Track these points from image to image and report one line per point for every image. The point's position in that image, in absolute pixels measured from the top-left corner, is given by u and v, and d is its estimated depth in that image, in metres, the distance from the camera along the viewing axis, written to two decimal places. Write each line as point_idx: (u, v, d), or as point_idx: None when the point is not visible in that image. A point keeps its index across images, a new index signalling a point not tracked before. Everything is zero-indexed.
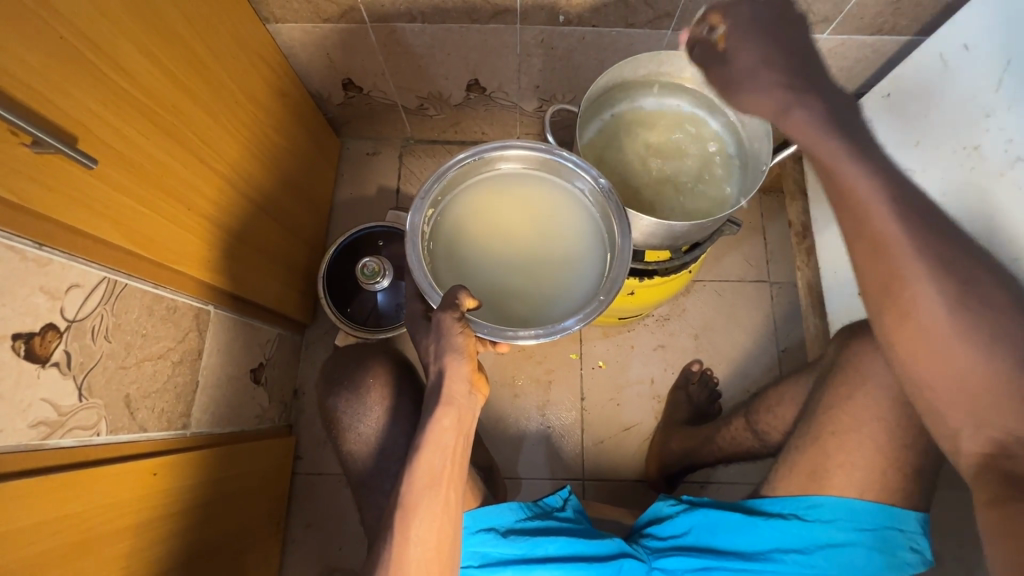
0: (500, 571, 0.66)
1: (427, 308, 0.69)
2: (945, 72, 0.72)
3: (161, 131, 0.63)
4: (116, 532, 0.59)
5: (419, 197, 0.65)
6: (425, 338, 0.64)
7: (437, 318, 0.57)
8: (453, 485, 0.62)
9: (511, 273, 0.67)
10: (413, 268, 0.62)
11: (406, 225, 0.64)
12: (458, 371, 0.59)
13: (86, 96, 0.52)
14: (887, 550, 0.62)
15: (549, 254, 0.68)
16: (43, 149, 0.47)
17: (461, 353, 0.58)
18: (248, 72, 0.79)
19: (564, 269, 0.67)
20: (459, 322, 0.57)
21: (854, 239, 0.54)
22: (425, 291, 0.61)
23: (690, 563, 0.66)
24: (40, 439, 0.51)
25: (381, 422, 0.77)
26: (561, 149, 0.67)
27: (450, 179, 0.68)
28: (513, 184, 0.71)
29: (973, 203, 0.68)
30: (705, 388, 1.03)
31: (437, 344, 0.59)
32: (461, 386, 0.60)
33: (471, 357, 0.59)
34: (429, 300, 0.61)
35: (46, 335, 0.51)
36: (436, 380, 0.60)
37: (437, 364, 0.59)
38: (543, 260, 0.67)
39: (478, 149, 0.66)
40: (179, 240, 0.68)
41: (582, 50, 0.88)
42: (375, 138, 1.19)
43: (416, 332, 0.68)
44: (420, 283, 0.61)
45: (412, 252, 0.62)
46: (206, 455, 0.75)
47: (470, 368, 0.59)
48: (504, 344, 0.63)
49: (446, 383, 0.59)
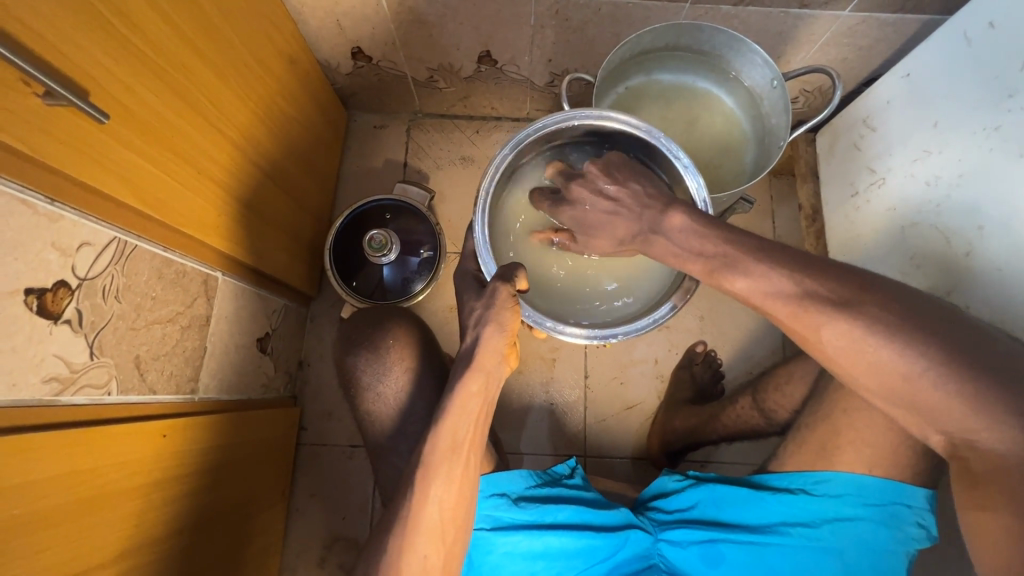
0: (512, 534, 0.66)
1: (478, 270, 0.70)
2: (968, 52, 0.70)
3: (171, 91, 0.61)
4: (127, 491, 0.59)
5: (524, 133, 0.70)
6: (464, 300, 0.67)
7: (490, 286, 0.62)
8: (473, 450, 0.62)
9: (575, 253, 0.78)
10: (478, 194, 0.70)
11: (492, 154, 0.71)
12: (494, 344, 0.62)
13: (96, 49, 0.51)
14: (894, 526, 0.62)
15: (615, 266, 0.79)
16: (55, 101, 0.46)
17: (501, 328, 0.61)
18: (258, 35, 0.78)
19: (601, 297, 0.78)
20: (511, 298, 0.62)
21: (833, 272, 0.53)
22: (482, 260, 0.68)
23: (696, 535, 0.67)
24: (51, 395, 0.52)
25: (404, 387, 0.76)
26: (675, 145, 0.70)
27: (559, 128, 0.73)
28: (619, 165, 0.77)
29: (993, 184, 0.67)
30: (708, 369, 1.04)
31: (482, 312, 0.62)
32: (493, 356, 0.62)
33: (509, 334, 0.62)
34: (484, 268, 0.68)
35: (57, 292, 0.51)
36: (469, 346, 0.62)
37: (475, 331, 0.62)
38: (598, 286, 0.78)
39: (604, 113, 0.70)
40: (190, 204, 0.67)
41: (598, 23, 0.86)
42: (383, 111, 1.18)
43: (461, 290, 0.68)
44: (478, 248, 0.69)
45: (482, 183, 0.70)
46: (213, 420, 0.75)
47: (505, 343, 0.62)
48: (539, 331, 0.69)
49: (479, 351, 0.62)
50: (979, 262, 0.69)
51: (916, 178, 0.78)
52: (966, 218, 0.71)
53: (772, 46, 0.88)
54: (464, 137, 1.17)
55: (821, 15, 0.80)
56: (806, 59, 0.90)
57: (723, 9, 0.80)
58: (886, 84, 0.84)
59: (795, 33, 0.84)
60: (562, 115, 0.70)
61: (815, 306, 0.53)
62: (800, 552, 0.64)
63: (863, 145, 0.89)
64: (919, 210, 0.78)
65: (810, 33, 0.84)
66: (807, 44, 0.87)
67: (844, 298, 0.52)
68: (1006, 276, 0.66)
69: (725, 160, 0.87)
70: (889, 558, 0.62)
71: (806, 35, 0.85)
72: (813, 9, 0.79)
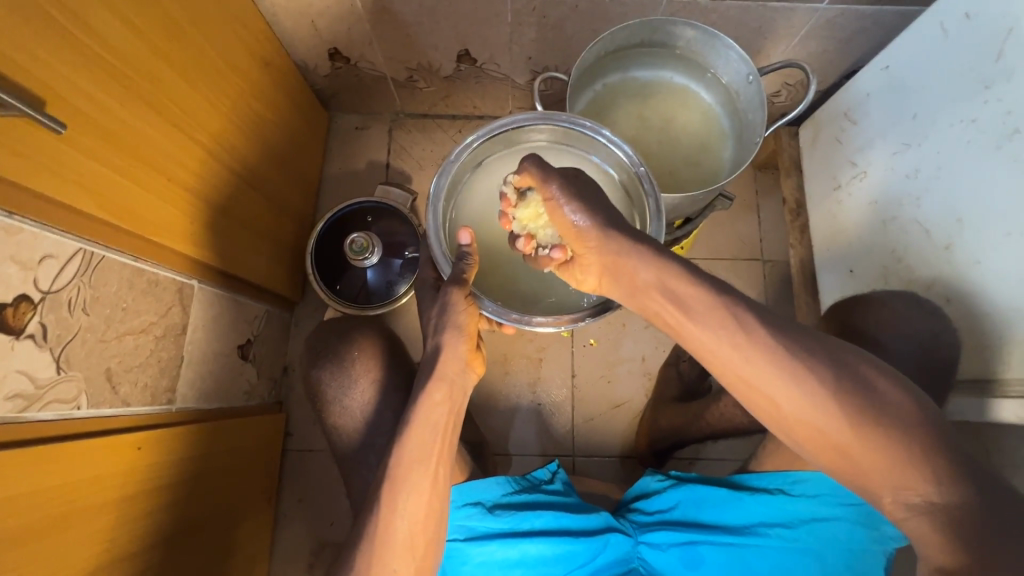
0: (486, 544, 0.65)
1: (437, 278, 0.71)
2: (945, 44, 0.70)
3: (137, 98, 0.60)
4: (100, 505, 0.58)
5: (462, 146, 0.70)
6: (428, 308, 0.68)
7: (444, 291, 0.63)
8: (442, 461, 0.61)
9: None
10: (428, 216, 0.68)
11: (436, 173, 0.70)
12: (456, 349, 0.63)
13: (54, 58, 0.50)
14: (869, 525, 0.62)
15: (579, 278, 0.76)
16: (9, 112, 0.45)
17: (460, 331, 0.63)
18: (228, 37, 0.76)
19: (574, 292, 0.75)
20: (464, 298, 0.63)
21: None
22: (437, 261, 0.67)
23: (675, 537, 0.67)
24: (16, 412, 0.51)
25: (370, 400, 0.75)
26: (603, 128, 0.70)
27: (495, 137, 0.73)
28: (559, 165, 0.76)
29: (971, 176, 0.67)
30: (696, 365, 1.00)
31: (439, 318, 0.63)
32: (457, 364, 0.63)
33: (470, 337, 0.64)
34: (440, 270, 0.67)
35: (19, 306, 0.50)
36: (431, 352, 0.63)
37: (435, 340, 0.63)
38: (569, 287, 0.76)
39: (531, 114, 0.70)
40: (160, 213, 0.66)
41: (576, 19, 0.85)
42: (364, 112, 1.16)
43: (423, 299, 0.71)
44: (433, 251, 0.67)
45: (431, 203, 0.68)
46: (191, 431, 0.74)
47: (467, 348, 0.64)
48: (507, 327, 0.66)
49: (442, 358, 0.62)
50: (958, 255, 0.69)
51: (896, 171, 0.78)
52: (945, 210, 0.71)
53: (752, 40, 0.87)
54: (447, 137, 1.16)
55: (799, 8, 0.79)
56: (786, 52, 0.90)
57: (701, 4, 0.79)
58: (865, 76, 0.84)
59: (775, 26, 0.84)
60: (495, 124, 0.71)
61: (791, 340, 0.49)
62: (780, 554, 0.63)
63: (844, 138, 0.88)
64: (899, 203, 0.78)
65: (790, 26, 0.83)
66: (787, 37, 0.86)
67: (811, 337, 0.50)
68: (985, 270, 0.66)
69: (704, 156, 0.85)
70: (864, 556, 0.63)
71: (786, 28, 0.84)
72: (791, 2, 0.78)
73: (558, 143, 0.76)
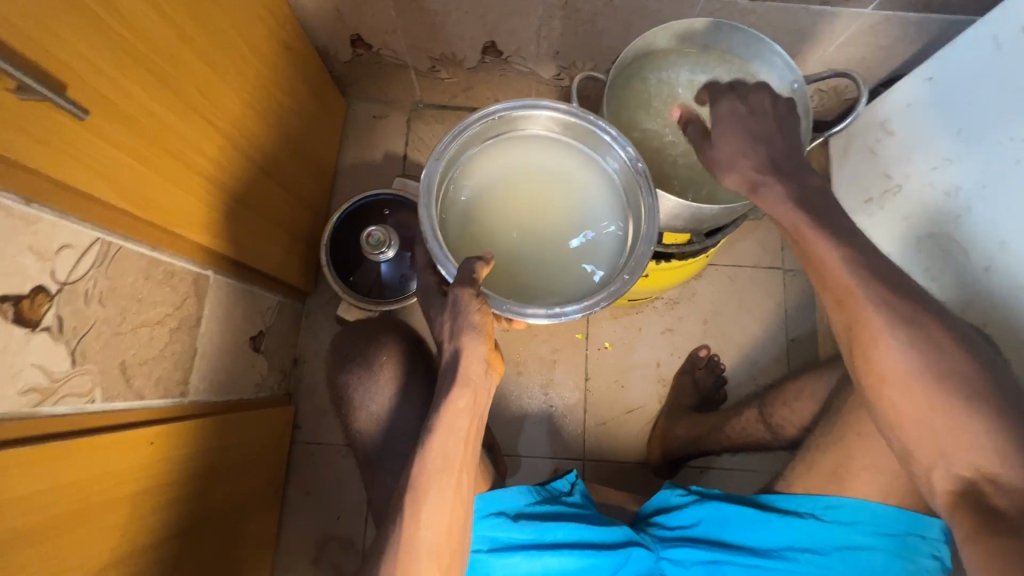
0: (510, 555, 0.64)
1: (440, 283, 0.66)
2: (995, 58, 0.67)
3: (159, 82, 0.58)
4: (113, 501, 0.57)
5: (449, 137, 0.63)
6: (436, 315, 0.62)
7: (452, 293, 0.55)
8: (465, 466, 0.60)
9: (527, 236, 0.67)
10: (421, 216, 0.59)
11: (425, 167, 0.61)
12: (474, 352, 0.57)
13: (77, 39, 0.47)
14: (906, 557, 0.61)
15: (572, 272, 0.66)
16: (29, 96, 0.43)
17: (478, 331, 0.56)
18: (251, 20, 0.73)
19: (570, 287, 0.66)
20: (475, 299, 0.55)
21: None
22: (438, 260, 0.58)
23: (699, 555, 0.65)
24: (30, 406, 0.49)
25: (386, 401, 0.74)
26: (592, 113, 0.65)
27: (481, 129, 0.66)
28: (546, 155, 0.69)
29: (1013, 197, 0.65)
30: (711, 374, 1.02)
31: (452, 323, 0.57)
32: (478, 367, 0.58)
33: (488, 337, 0.57)
34: (443, 270, 0.59)
35: (36, 298, 0.48)
36: (449, 361, 0.58)
37: (453, 345, 0.58)
38: (564, 280, 0.66)
39: (517, 102, 0.64)
40: (179, 203, 0.64)
41: (608, 14, 0.82)
42: (383, 100, 1.13)
43: (428, 307, 0.65)
44: (432, 251, 0.59)
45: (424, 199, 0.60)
46: (204, 424, 0.73)
47: (486, 348, 0.57)
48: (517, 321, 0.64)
49: (461, 364, 0.57)
50: (996, 279, 0.67)
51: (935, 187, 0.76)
52: (985, 230, 0.69)
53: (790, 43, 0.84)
54: None
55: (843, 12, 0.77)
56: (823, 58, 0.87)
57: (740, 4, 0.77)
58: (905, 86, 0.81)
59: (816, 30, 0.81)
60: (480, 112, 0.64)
61: None
62: None
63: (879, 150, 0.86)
64: (937, 220, 0.76)
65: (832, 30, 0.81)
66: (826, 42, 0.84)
67: None
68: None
69: None
70: None
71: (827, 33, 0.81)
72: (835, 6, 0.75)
73: (542, 136, 0.69)
